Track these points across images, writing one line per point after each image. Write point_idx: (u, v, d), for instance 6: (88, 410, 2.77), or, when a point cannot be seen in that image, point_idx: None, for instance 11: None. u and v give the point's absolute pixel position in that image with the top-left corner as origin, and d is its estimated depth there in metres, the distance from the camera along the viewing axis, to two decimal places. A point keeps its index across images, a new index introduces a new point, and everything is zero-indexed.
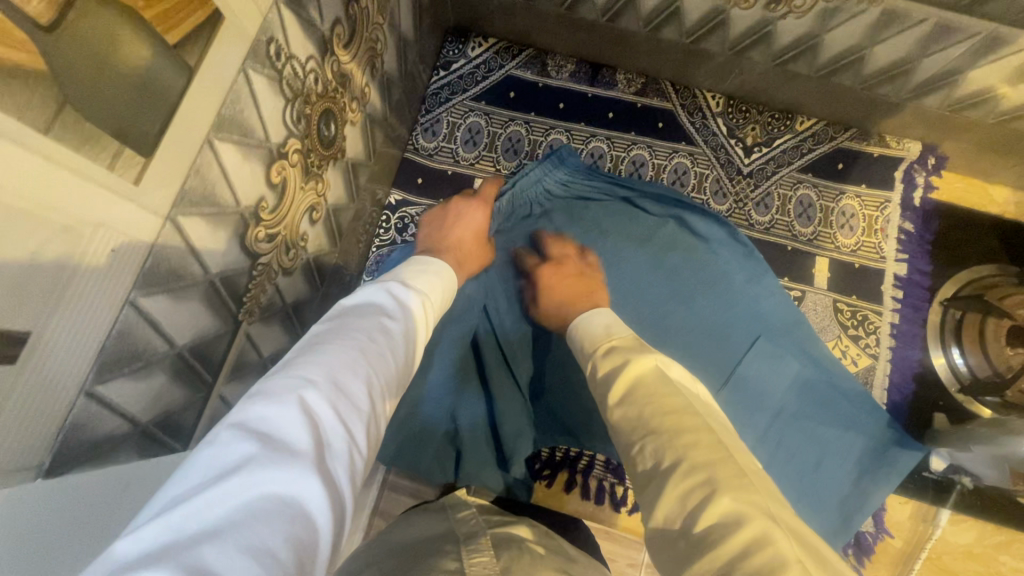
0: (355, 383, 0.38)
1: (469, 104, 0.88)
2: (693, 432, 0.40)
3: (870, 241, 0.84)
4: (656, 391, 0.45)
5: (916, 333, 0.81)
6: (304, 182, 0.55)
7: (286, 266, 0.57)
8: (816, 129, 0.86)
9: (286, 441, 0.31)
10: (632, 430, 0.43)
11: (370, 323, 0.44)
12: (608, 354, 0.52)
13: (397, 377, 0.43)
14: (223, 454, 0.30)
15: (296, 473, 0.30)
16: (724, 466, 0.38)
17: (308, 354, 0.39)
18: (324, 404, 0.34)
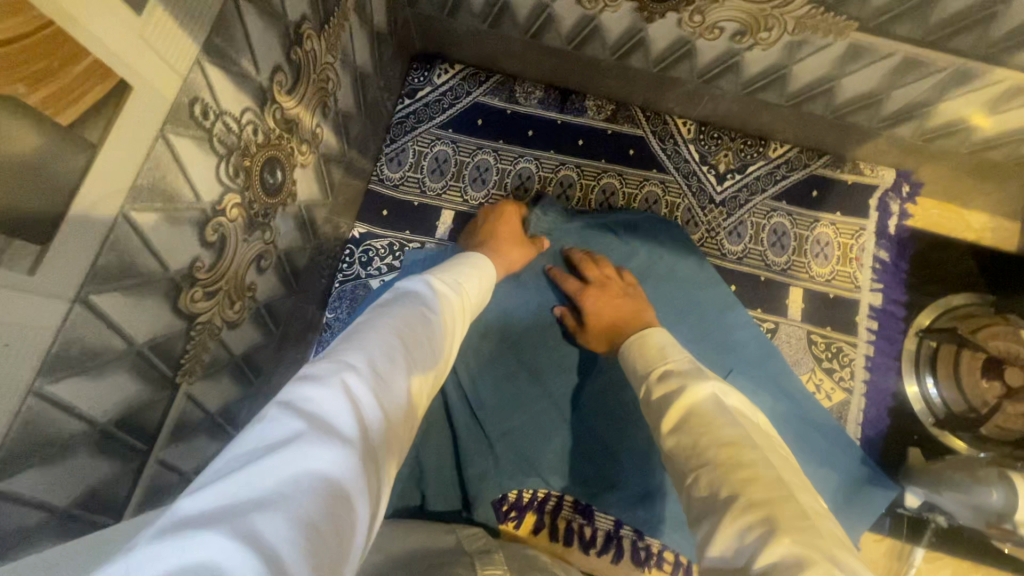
0: (395, 374, 0.39)
1: (436, 132, 0.86)
2: (751, 467, 0.40)
3: (844, 270, 0.82)
4: (709, 417, 0.45)
5: (891, 365, 0.79)
6: (247, 234, 0.53)
7: (231, 318, 0.55)
8: (789, 156, 0.84)
9: (335, 418, 0.32)
10: (689, 456, 0.44)
11: (408, 317, 0.46)
12: (662, 377, 0.52)
13: (428, 372, 0.44)
14: (274, 425, 0.31)
15: (341, 450, 0.30)
16: (785, 505, 0.37)
17: (352, 343, 0.40)
18: (368, 388, 0.36)
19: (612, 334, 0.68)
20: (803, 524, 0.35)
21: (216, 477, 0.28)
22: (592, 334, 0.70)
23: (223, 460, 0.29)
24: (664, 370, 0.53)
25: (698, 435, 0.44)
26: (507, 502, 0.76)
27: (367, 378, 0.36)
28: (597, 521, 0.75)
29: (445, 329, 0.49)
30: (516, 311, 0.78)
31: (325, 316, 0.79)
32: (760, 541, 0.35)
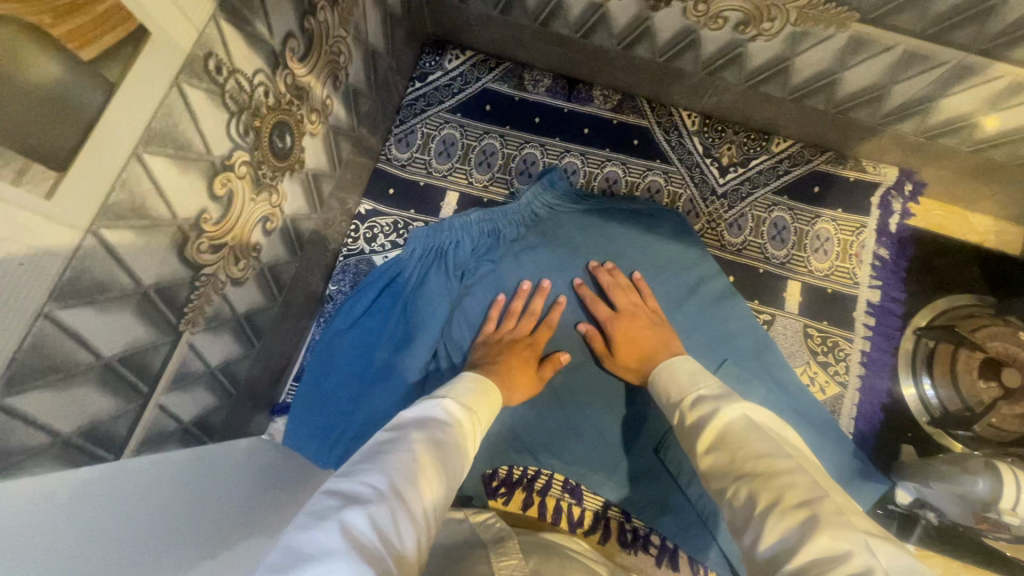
0: (412, 492, 0.43)
1: (445, 115, 0.88)
2: (787, 472, 0.41)
3: (843, 266, 0.82)
4: (743, 437, 0.46)
5: (887, 361, 0.79)
6: (254, 194, 0.55)
7: (235, 275, 0.57)
8: (792, 151, 0.85)
9: (357, 540, 0.36)
10: (726, 473, 0.45)
11: (423, 437, 0.50)
12: (696, 402, 0.54)
13: (443, 492, 0.47)
14: (305, 548, 0.35)
15: (362, 559, 0.35)
16: (825, 505, 0.37)
17: (369, 466, 0.44)
18: (385, 510, 0.40)
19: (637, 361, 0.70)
20: (848, 520, 0.36)
21: None
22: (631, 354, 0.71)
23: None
24: (698, 392, 0.55)
25: (741, 445, 0.45)
26: (497, 476, 0.77)
27: (385, 501, 0.40)
28: (586, 502, 0.76)
29: (459, 444, 0.53)
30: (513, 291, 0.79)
31: (329, 288, 0.82)
32: (801, 538, 0.36)
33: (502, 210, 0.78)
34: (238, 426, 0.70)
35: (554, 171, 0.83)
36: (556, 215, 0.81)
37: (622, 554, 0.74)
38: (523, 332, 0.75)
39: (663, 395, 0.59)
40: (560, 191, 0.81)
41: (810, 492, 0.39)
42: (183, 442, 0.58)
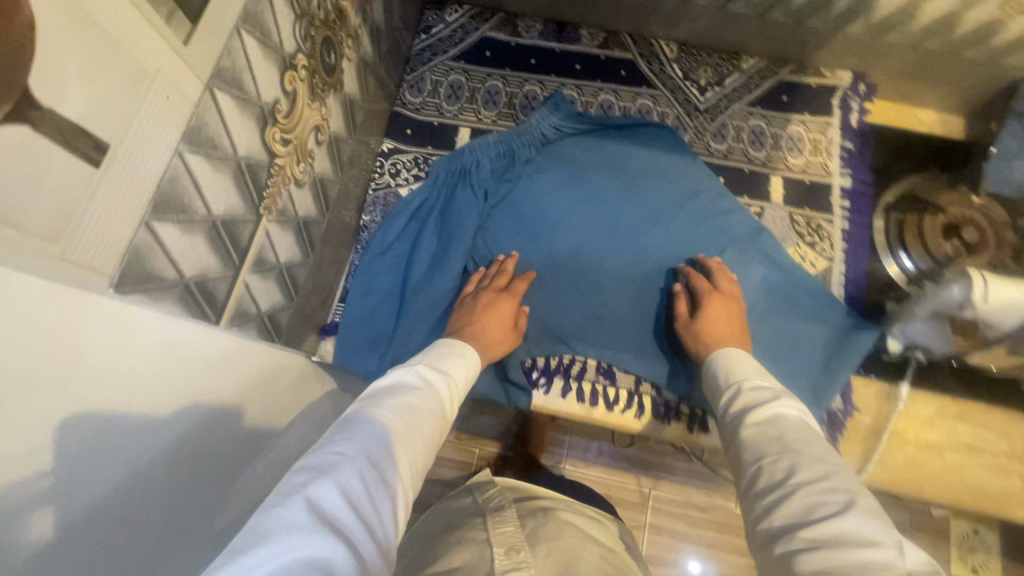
0: (381, 464, 0.49)
1: (450, 63, 0.97)
2: (833, 463, 0.49)
3: (817, 160, 0.93)
4: (794, 431, 0.53)
5: (865, 236, 0.90)
6: (310, 100, 0.63)
7: (297, 176, 0.64)
8: (760, 66, 0.96)
9: (327, 514, 0.43)
10: (771, 445, 0.52)
11: (397, 407, 0.56)
12: (753, 386, 0.61)
13: (416, 458, 0.54)
14: (275, 522, 0.41)
15: (329, 535, 0.41)
16: (859, 496, 0.45)
17: (342, 438, 0.51)
18: (354, 483, 0.46)
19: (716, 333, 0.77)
20: (874, 511, 0.44)
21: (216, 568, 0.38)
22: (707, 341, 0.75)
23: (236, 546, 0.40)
24: (751, 381, 0.62)
25: (790, 430, 0.53)
26: (536, 368, 0.83)
27: (354, 474, 0.47)
28: (620, 383, 0.83)
29: (435, 415, 0.60)
30: (532, 205, 0.88)
31: (362, 219, 0.88)
32: (828, 517, 0.44)
33: (513, 129, 0.87)
34: (295, 338, 0.75)
35: (558, 96, 0.91)
36: (561, 130, 0.91)
37: (657, 424, 0.82)
38: (501, 284, 0.81)
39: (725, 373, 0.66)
40: (564, 112, 0.90)
41: (849, 484, 0.47)
42: (259, 331, 0.63)
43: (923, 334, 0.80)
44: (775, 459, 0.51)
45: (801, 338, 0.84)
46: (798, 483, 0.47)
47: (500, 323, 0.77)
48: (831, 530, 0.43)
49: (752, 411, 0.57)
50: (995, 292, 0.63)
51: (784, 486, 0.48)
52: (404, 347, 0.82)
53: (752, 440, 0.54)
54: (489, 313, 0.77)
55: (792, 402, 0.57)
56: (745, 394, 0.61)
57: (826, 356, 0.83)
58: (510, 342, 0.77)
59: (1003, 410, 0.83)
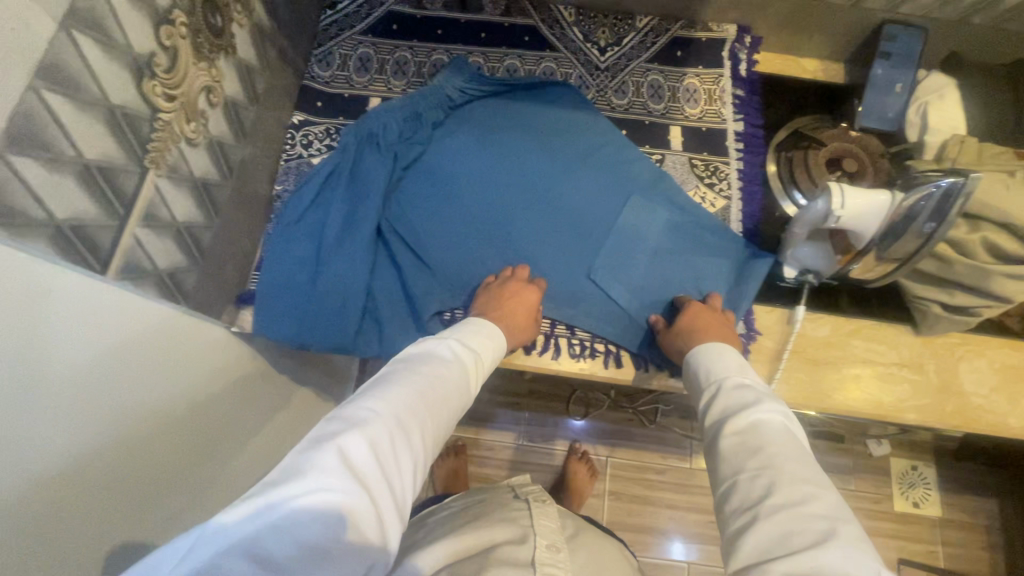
0: (404, 420, 0.55)
1: (358, 37, 1.00)
2: (817, 486, 0.52)
3: (712, 108, 0.99)
4: (774, 445, 0.56)
5: (758, 174, 0.96)
6: (195, 59, 0.64)
7: (189, 134, 0.65)
8: (653, 24, 1.02)
9: (356, 456, 0.49)
10: (751, 458, 0.55)
11: (426, 373, 0.62)
12: (737, 387, 0.65)
13: (439, 421, 0.60)
14: (308, 462, 0.47)
15: (356, 475, 0.47)
16: (835, 521, 0.48)
17: (374, 395, 0.57)
18: (381, 441, 0.52)
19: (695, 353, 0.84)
20: (850, 539, 0.47)
21: (260, 488, 0.45)
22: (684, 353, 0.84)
23: (273, 477, 0.46)
24: (731, 380, 0.66)
25: (772, 442, 0.56)
26: (455, 320, 0.86)
27: (382, 427, 0.53)
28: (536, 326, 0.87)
29: (457, 392, 0.64)
30: (442, 164, 0.91)
31: (276, 189, 0.89)
32: (805, 548, 0.46)
33: (418, 91, 0.90)
34: (208, 305, 0.76)
35: (461, 59, 0.94)
36: (468, 91, 0.94)
37: (572, 362, 0.86)
38: (521, 276, 0.84)
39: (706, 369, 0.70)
40: (468, 74, 0.93)
41: (832, 511, 0.49)
42: (159, 289, 0.63)
43: (812, 259, 0.85)
44: (756, 475, 0.53)
45: (707, 271, 0.89)
46: (780, 504, 0.50)
47: (523, 312, 0.80)
48: (801, 563, 0.45)
49: (735, 411, 0.61)
50: (851, 197, 0.69)
51: (762, 510, 0.51)
52: (324, 308, 0.83)
53: (731, 450, 0.57)
54: (511, 301, 0.80)
55: (778, 409, 0.60)
56: (729, 395, 0.64)
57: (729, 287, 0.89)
58: (528, 332, 0.80)
59: (892, 324, 0.91)
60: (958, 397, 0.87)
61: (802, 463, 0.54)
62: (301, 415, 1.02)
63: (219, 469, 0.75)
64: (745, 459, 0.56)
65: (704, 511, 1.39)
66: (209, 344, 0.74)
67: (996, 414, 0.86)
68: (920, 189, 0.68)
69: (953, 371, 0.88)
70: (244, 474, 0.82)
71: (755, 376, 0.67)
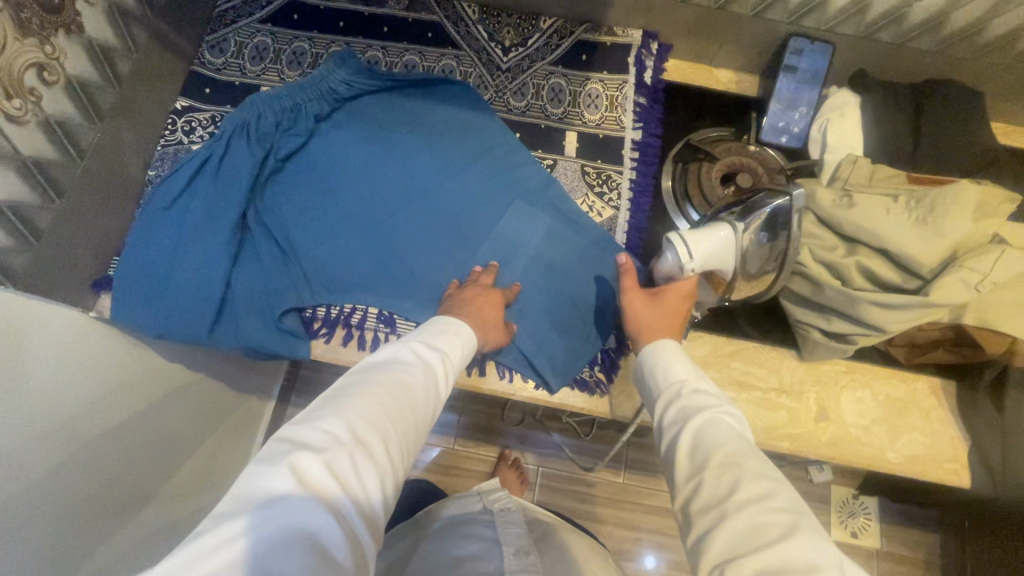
0: (369, 435, 0.51)
1: (256, 26, 0.98)
2: (777, 483, 0.48)
3: (612, 115, 0.96)
4: (728, 441, 0.52)
5: (651, 184, 0.92)
6: (19, 35, 0.63)
7: (10, 110, 0.63)
8: (558, 26, 0.99)
9: (312, 483, 0.45)
10: (711, 457, 0.51)
11: (388, 381, 0.57)
12: (696, 392, 0.59)
13: (411, 430, 0.56)
14: (261, 491, 0.44)
15: (314, 508, 0.44)
16: (803, 514, 0.46)
17: (331, 410, 0.52)
18: (344, 456, 0.48)
19: (638, 319, 0.71)
20: (813, 529, 0.44)
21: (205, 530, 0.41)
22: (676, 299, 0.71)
23: (222, 509, 0.43)
24: (692, 383, 0.60)
25: (731, 441, 0.52)
26: (316, 318, 0.84)
27: (343, 447, 0.48)
28: (399, 327, 0.84)
29: (427, 392, 0.60)
30: (322, 160, 0.90)
31: (149, 174, 0.87)
32: (777, 543, 0.43)
33: (298, 82, 0.88)
34: (49, 286, 0.73)
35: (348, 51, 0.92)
36: (354, 83, 0.91)
37: None
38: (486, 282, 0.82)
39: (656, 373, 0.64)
40: (354, 67, 0.91)
41: (795, 505, 0.46)
42: None
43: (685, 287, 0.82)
44: (720, 474, 0.50)
45: (584, 284, 0.86)
46: (742, 502, 0.47)
47: (493, 316, 0.77)
48: (778, 562, 0.42)
49: (689, 417, 0.56)
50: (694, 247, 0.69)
51: (721, 512, 0.47)
52: (179, 299, 0.80)
53: (689, 455, 0.53)
54: (476, 304, 0.77)
55: (732, 409, 0.57)
56: (687, 399, 0.58)
57: (604, 302, 0.85)
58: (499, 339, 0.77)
59: (776, 347, 0.87)
60: (837, 426, 0.83)
61: (757, 454, 0.51)
62: (214, 415, 1.01)
63: (124, 468, 0.77)
64: (699, 458, 0.52)
65: (623, 526, 1.33)
66: (95, 347, 0.75)
67: (874, 447, 0.82)
68: (762, 211, 0.73)
69: (835, 399, 0.84)
70: (149, 475, 0.83)
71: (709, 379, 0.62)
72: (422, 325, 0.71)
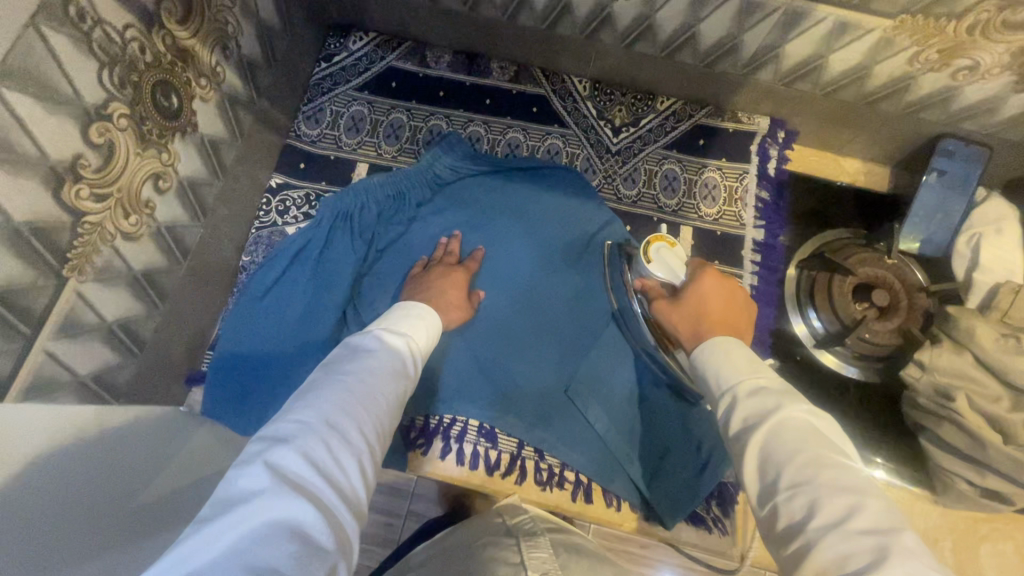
0: (342, 422, 0.47)
1: (352, 93, 0.92)
2: (856, 495, 0.40)
3: (730, 209, 0.89)
4: (802, 443, 0.44)
5: (775, 293, 0.87)
6: (140, 148, 0.58)
7: (126, 229, 0.59)
8: (676, 107, 0.92)
9: (285, 476, 0.41)
10: (786, 466, 0.43)
11: (356, 368, 0.53)
12: (753, 392, 0.50)
13: (385, 413, 0.52)
14: (238, 491, 0.40)
15: (289, 500, 0.40)
16: (898, 538, 0.37)
17: (301, 404, 0.48)
18: (318, 444, 0.44)
19: (717, 300, 0.63)
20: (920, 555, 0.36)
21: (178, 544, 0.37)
22: (707, 268, 0.66)
23: (201, 516, 0.39)
24: (746, 385, 0.51)
25: (799, 450, 0.44)
26: (414, 428, 0.81)
27: (314, 437, 0.45)
28: (501, 444, 0.80)
29: (400, 375, 0.56)
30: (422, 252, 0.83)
31: (242, 261, 0.83)
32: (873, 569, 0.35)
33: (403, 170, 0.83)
34: (146, 389, 0.70)
35: (454, 136, 0.87)
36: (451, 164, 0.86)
37: (537, 491, 0.79)
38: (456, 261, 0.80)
39: (711, 373, 0.54)
40: (460, 153, 0.86)
41: (882, 524, 0.39)
42: (79, 396, 0.58)
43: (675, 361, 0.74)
44: (790, 496, 0.42)
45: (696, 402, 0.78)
46: (822, 528, 0.39)
47: (454, 287, 0.76)
48: None
49: (758, 429, 0.47)
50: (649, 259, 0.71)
51: (802, 547, 0.39)
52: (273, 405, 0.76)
53: (760, 465, 0.45)
54: (444, 277, 0.76)
55: (794, 407, 0.47)
56: (745, 403, 0.49)
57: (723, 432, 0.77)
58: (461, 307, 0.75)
59: (906, 486, 0.80)
60: None
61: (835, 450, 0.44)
62: None
63: (117, 483, 0.54)
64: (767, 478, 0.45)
65: None
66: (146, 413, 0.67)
67: None
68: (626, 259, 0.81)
69: (970, 547, 0.78)
70: None
71: (769, 373, 0.52)
72: (385, 310, 0.66)
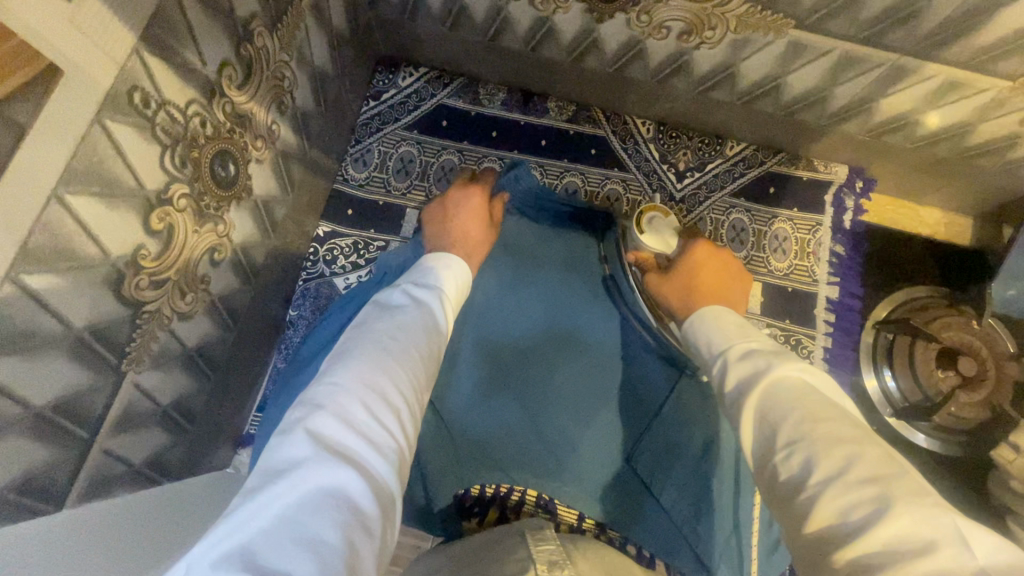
0: (379, 382, 0.43)
1: (401, 133, 0.87)
2: (854, 444, 0.33)
3: (802, 264, 0.84)
4: (797, 392, 0.38)
5: (849, 356, 0.82)
6: (197, 225, 0.53)
7: (182, 309, 0.55)
8: (746, 153, 0.87)
9: (327, 443, 0.37)
10: (781, 425, 0.37)
11: (386, 327, 0.49)
12: (747, 355, 0.44)
13: (421, 369, 0.48)
14: (278, 462, 0.36)
15: (333, 468, 0.35)
16: (903, 481, 0.30)
17: (334, 369, 0.44)
18: (357, 405, 0.40)
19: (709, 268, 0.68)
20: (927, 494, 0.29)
21: (224, 521, 0.32)
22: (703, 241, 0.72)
23: (245, 489, 0.35)
24: (743, 346, 0.45)
25: (792, 407, 0.37)
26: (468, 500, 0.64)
27: (353, 400, 0.40)
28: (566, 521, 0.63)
29: (432, 332, 0.51)
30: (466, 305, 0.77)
31: (290, 313, 0.81)
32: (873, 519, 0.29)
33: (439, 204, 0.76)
34: (196, 459, 0.67)
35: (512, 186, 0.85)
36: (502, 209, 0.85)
37: None
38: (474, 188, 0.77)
39: (705, 339, 0.50)
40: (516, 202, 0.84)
41: (886, 468, 0.31)
42: (133, 485, 0.55)
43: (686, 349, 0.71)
44: (785, 453, 0.35)
45: None
46: (821, 482, 0.32)
47: (470, 219, 0.73)
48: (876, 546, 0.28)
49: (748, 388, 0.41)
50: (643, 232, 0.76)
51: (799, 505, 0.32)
52: None
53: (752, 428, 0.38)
54: (461, 211, 0.73)
55: (787, 365, 0.41)
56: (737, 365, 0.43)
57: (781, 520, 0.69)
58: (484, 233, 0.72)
59: None
60: None
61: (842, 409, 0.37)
62: None
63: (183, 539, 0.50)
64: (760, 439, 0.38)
65: None
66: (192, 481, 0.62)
67: None
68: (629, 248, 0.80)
69: None
70: None
71: (764, 338, 0.47)
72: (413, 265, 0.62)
